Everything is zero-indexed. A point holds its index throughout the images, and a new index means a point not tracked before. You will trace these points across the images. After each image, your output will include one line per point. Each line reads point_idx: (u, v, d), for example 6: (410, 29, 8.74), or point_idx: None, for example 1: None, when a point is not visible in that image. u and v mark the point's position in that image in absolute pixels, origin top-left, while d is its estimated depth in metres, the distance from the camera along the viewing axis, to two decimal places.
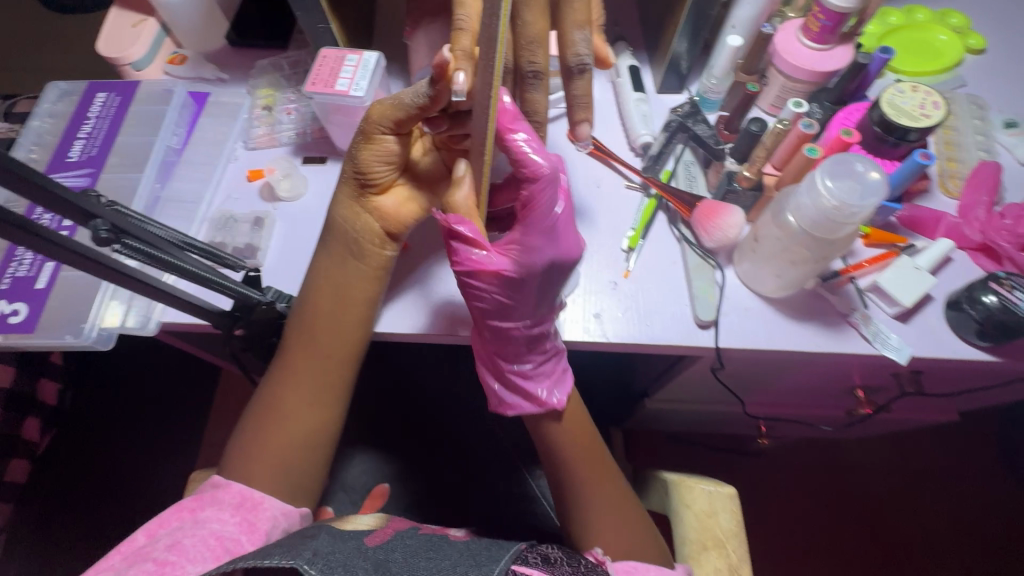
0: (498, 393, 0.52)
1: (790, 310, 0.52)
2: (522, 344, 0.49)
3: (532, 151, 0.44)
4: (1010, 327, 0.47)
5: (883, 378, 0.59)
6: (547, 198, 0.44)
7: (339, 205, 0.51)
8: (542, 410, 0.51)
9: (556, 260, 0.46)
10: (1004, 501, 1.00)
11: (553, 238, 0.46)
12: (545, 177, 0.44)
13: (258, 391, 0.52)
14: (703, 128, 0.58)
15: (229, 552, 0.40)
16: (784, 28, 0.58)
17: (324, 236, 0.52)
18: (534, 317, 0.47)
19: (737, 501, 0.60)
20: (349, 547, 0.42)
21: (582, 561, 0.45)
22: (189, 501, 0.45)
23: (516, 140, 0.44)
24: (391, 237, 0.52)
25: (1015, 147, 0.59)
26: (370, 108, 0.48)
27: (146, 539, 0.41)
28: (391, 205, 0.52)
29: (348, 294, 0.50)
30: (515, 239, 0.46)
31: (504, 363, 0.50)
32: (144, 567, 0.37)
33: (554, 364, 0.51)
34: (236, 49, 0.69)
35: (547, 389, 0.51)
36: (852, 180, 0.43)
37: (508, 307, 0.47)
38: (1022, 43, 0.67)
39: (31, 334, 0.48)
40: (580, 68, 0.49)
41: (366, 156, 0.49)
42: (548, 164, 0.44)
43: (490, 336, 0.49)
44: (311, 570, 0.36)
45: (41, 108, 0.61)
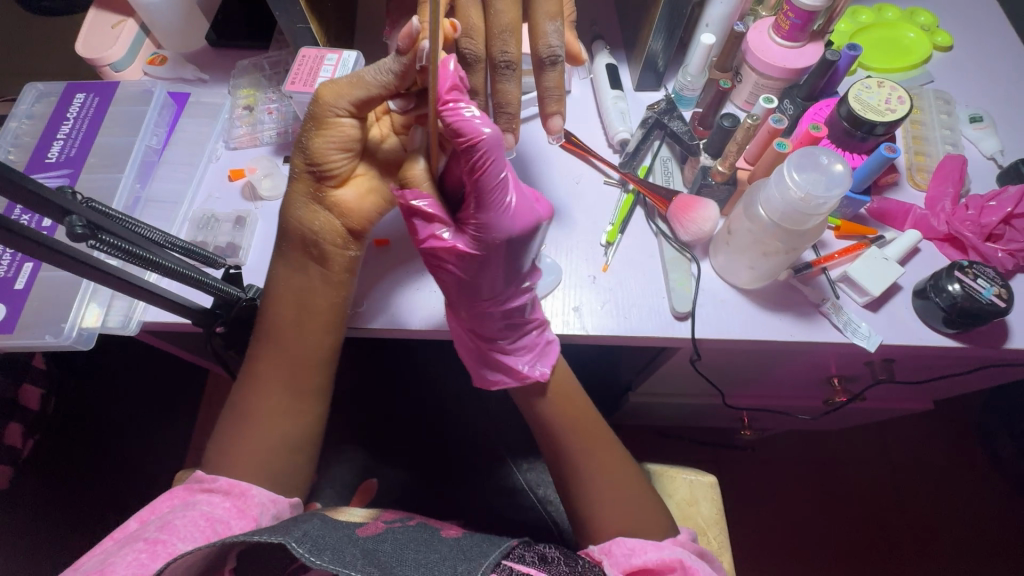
0: (480, 373, 0.53)
1: (764, 301, 0.53)
2: (499, 319, 0.49)
3: (474, 118, 0.39)
4: (974, 313, 0.48)
5: (858, 367, 0.60)
6: (494, 164, 0.40)
7: (295, 201, 0.49)
8: (523, 383, 0.52)
9: (516, 231, 0.43)
10: (981, 487, 1.03)
11: (505, 208, 0.42)
12: (487, 141, 0.39)
13: (237, 388, 0.52)
14: (679, 125, 0.60)
15: (218, 534, 0.42)
16: (756, 26, 0.60)
17: (281, 244, 0.50)
18: (506, 292, 0.47)
19: (718, 489, 0.61)
20: (341, 533, 0.42)
21: (580, 560, 0.46)
22: (181, 489, 0.47)
23: (457, 108, 0.39)
24: (353, 236, 0.51)
25: (980, 140, 0.61)
26: (321, 91, 0.47)
27: (139, 523, 0.43)
28: (350, 200, 0.50)
29: (311, 303, 0.49)
30: (470, 216, 0.43)
31: (486, 343, 0.51)
32: (137, 547, 0.39)
33: (536, 336, 0.51)
34: (217, 50, 0.69)
35: (529, 363, 0.52)
36: (817, 172, 0.44)
37: (473, 284, 0.46)
38: (986, 39, 0.70)
39: (10, 335, 0.47)
40: (552, 60, 0.50)
41: (320, 143, 0.48)
42: (492, 130, 0.39)
43: (466, 315, 0.49)
44: (299, 548, 0.37)
45: (18, 109, 0.61)
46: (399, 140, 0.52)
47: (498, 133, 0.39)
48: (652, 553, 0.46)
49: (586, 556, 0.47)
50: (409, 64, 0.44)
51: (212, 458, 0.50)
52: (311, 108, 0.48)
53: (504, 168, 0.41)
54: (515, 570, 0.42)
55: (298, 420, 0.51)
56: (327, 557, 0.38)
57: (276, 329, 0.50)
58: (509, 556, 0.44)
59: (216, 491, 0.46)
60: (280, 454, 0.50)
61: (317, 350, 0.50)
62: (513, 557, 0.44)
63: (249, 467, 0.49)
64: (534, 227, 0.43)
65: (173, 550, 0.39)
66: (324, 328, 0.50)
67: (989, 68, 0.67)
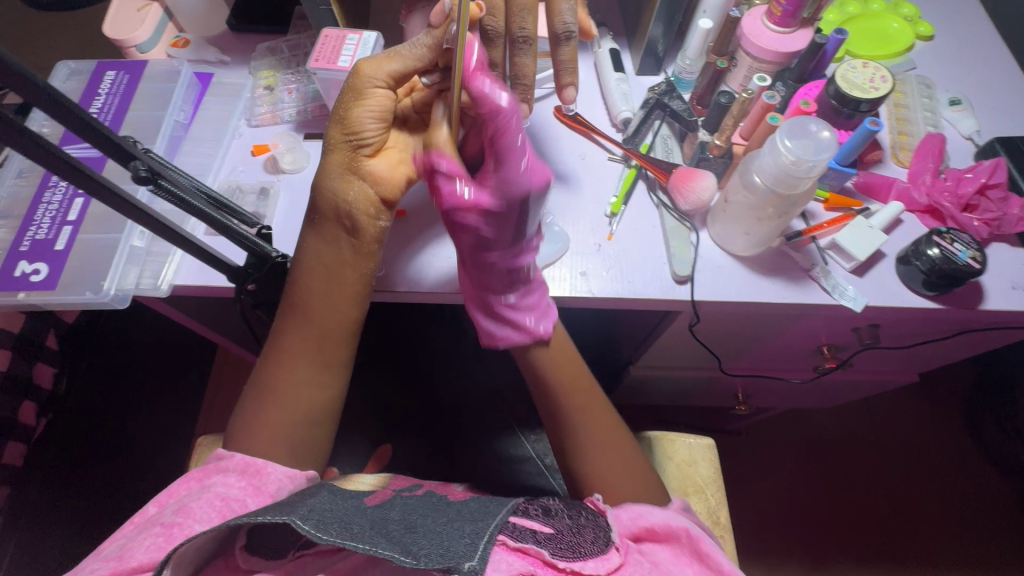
0: (486, 327, 0.53)
1: (759, 267, 0.57)
2: (502, 278, 0.50)
3: (495, 91, 0.42)
4: (954, 275, 0.52)
5: (846, 334, 0.65)
6: (512, 125, 0.42)
7: (331, 173, 0.51)
8: (530, 339, 0.53)
9: (533, 195, 0.45)
10: (966, 466, 1.07)
11: (524, 174, 0.44)
12: (508, 111, 0.42)
13: (263, 354, 0.54)
14: (678, 104, 0.64)
15: (234, 512, 0.45)
16: (751, 12, 0.63)
17: (314, 217, 0.52)
18: (516, 247, 0.48)
19: (715, 450, 0.65)
20: (348, 505, 0.45)
21: (582, 511, 0.49)
22: (196, 472, 0.50)
23: (480, 83, 0.42)
24: (385, 205, 0.52)
25: (958, 121, 0.65)
26: (358, 66, 0.50)
27: (156, 509, 0.47)
28: (383, 170, 0.52)
29: (341, 275, 0.52)
30: (491, 170, 0.45)
31: (492, 300, 0.52)
32: (155, 531, 0.42)
33: (539, 294, 0.53)
34: (237, 34, 0.72)
35: (535, 319, 0.53)
36: (807, 138, 0.48)
37: (490, 241, 0.47)
38: (965, 29, 0.74)
39: (52, 292, 0.50)
40: (566, 36, 0.54)
41: (357, 113, 0.50)
42: (512, 103, 0.42)
43: (473, 267, 0.50)
44: (305, 526, 0.39)
45: (52, 85, 0.64)
46: (421, 118, 0.57)
47: (515, 103, 0.42)
48: (658, 516, 0.49)
49: (588, 508, 0.50)
50: (439, 35, 0.49)
51: (239, 421, 0.53)
52: (347, 82, 0.51)
53: (524, 136, 0.43)
54: (521, 525, 0.45)
55: (320, 380, 0.53)
56: (333, 532, 0.40)
57: (300, 296, 0.52)
58: (514, 513, 0.46)
59: (230, 471, 0.49)
60: (300, 421, 0.53)
61: (342, 319, 0.52)
62: (520, 513, 0.47)
63: (275, 429, 0.52)
64: (544, 185, 0.45)
65: (190, 531, 0.42)
66: (349, 296, 0.52)
67: (967, 56, 0.72)
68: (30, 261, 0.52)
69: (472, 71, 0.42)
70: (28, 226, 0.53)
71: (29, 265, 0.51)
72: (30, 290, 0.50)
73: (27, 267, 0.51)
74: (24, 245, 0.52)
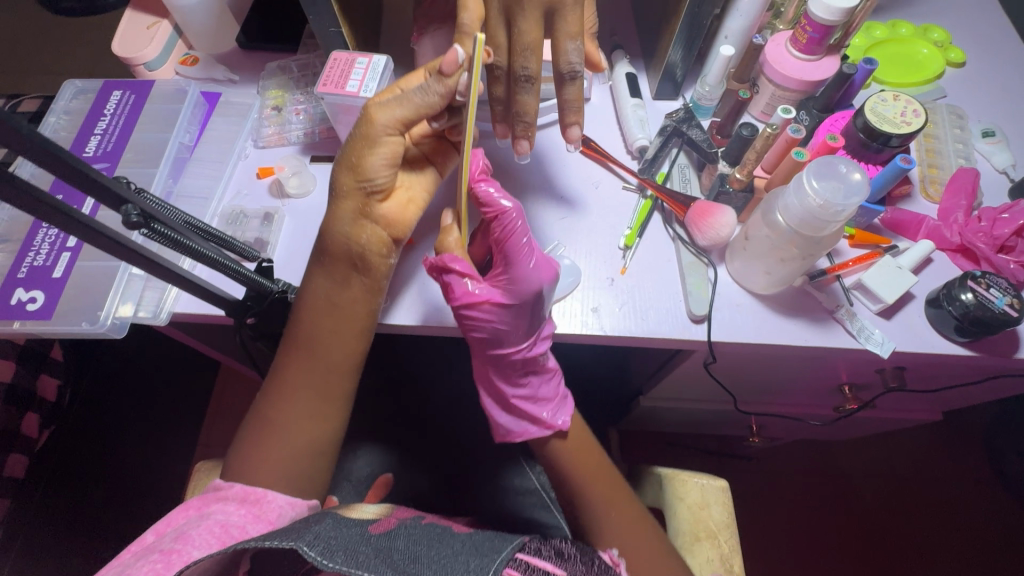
0: (501, 422, 0.54)
1: (780, 306, 0.54)
2: (518, 365, 0.52)
3: (499, 196, 0.47)
4: (990, 323, 0.49)
5: (869, 375, 0.61)
6: (518, 228, 0.47)
7: (343, 219, 0.49)
8: (549, 432, 0.53)
9: (544, 288, 0.48)
10: (991, 504, 1.02)
11: (534, 270, 0.47)
12: (511, 213, 0.47)
13: (264, 387, 0.53)
14: (698, 132, 0.61)
15: (233, 539, 0.43)
16: (774, 38, 0.61)
17: (321, 255, 0.50)
18: (528, 341, 0.50)
19: (729, 493, 0.61)
20: (353, 533, 0.43)
21: (595, 560, 0.46)
22: (195, 500, 0.48)
23: (484, 190, 0.47)
24: (395, 243, 0.51)
25: (991, 154, 0.62)
26: (369, 112, 0.47)
27: (155, 537, 0.44)
28: (394, 211, 0.51)
29: (345, 309, 0.50)
30: (501, 271, 0.48)
31: (506, 394, 0.53)
32: (152, 558, 0.39)
33: (553, 387, 0.54)
34: (247, 52, 0.71)
35: (552, 411, 0.53)
36: (835, 181, 0.46)
37: (503, 336, 0.49)
38: (998, 56, 0.71)
39: (47, 321, 0.49)
40: (571, 75, 0.52)
41: (369, 160, 0.48)
42: (515, 206, 0.47)
43: (488, 363, 0.51)
44: (311, 552, 0.37)
45: (57, 105, 0.64)
46: (420, 151, 0.55)
47: (518, 206, 0.47)
48: None
49: (601, 558, 0.47)
50: (451, 84, 0.47)
51: (238, 450, 0.52)
52: (355, 126, 0.48)
53: (528, 238, 0.47)
54: (532, 565, 0.42)
55: (323, 416, 0.51)
56: (339, 559, 0.38)
57: (306, 331, 0.50)
58: (523, 550, 0.44)
59: (230, 499, 0.47)
60: (301, 452, 0.51)
61: (347, 354, 0.51)
62: (529, 552, 0.44)
63: (274, 460, 0.50)
64: (552, 279, 0.48)
65: (188, 558, 0.39)
66: (354, 331, 0.50)
67: (1000, 84, 0.69)
68: (26, 289, 0.50)
69: (475, 179, 0.48)
70: (27, 252, 0.52)
71: (26, 293, 0.50)
72: (26, 318, 0.49)
73: (24, 295, 0.50)
74: (22, 271, 0.51)
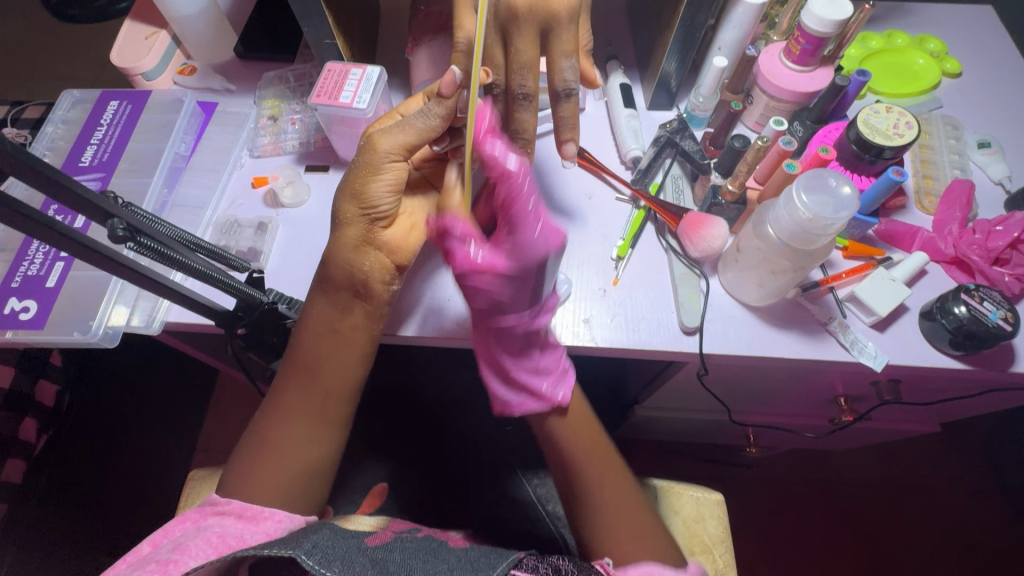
0: (500, 395, 0.50)
1: (773, 319, 0.54)
2: (520, 340, 0.47)
3: (509, 154, 0.40)
4: (982, 336, 0.49)
5: (864, 387, 0.61)
6: (527, 186, 0.39)
7: (347, 248, 0.49)
8: (547, 406, 0.51)
9: (550, 257, 0.41)
10: (992, 515, 1.01)
11: (540, 237, 0.39)
12: (517, 175, 0.39)
13: (263, 407, 0.53)
14: (690, 143, 0.61)
15: (232, 548, 0.43)
16: (768, 50, 0.62)
17: (322, 282, 0.50)
18: (531, 312, 0.46)
19: (724, 508, 0.61)
20: (350, 544, 0.43)
21: (595, 575, 0.44)
22: (192, 513, 0.48)
23: (491, 147, 0.39)
24: (399, 270, 0.51)
25: (987, 165, 0.62)
26: (372, 140, 0.47)
27: (151, 547, 0.44)
28: (397, 238, 0.50)
29: (345, 333, 0.50)
30: (508, 232, 0.40)
31: (509, 366, 0.49)
32: (148, 568, 0.40)
33: (557, 359, 0.51)
34: (244, 62, 0.72)
35: (551, 384, 0.51)
36: (826, 195, 0.46)
37: (506, 305, 0.44)
38: (994, 66, 0.71)
39: (40, 331, 0.50)
40: (566, 91, 0.52)
41: (372, 187, 0.48)
42: (522, 166, 0.39)
43: (490, 334, 0.47)
44: (309, 561, 0.38)
45: (55, 115, 0.64)
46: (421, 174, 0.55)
47: (526, 164, 0.40)
48: None
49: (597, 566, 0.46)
50: (451, 106, 0.46)
51: (233, 462, 0.52)
52: (358, 154, 0.48)
53: (537, 201, 0.40)
54: None
55: (321, 438, 0.51)
56: (335, 568, 0.38)
57: (301, 342, 0.50)
58: (519, 567, 0.44)
59: (227, 514, 0.47)
60: (299, 474, 0.50)
61: (346, 376, 0.51)
62: (525, 569, 0.44)
63: (268, 476, 0.50)
64: (561, 245, 0.40)
65: (185, 568, 0.40)
66: (346, 344, 0.50)
67: (997, 95, 0.69)
68: (20, 298, 0.51)
69: (482, 135, 0.40)
70: (20, 262, 0.52)
71: (19, 302, 0.51)
72: (19, 328, 0.49)
73: (17, 304, 0.50)
74: (15, 280, 0.52)
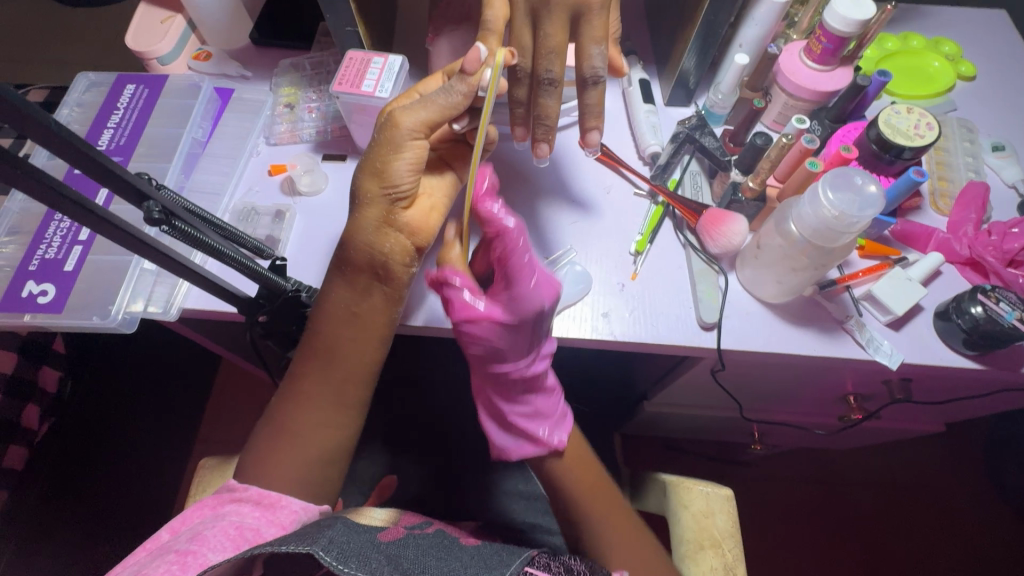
0: (499, 440, 0.52)
1: (789, 316, 0.54)
2: (518, 385, 0.50)
3: (507, 216, 0.43)
4: (998, 337, 0.49)
5: (875, 385, 0.61)
6: (523, 244, 0.43)
7: (366, 227, 0.47)
8: (544, 450, 0.52)
9: (545, 307, 0.45)
10: (986, 512, 1.03)
11: (535, 289, 0.44)
12: (514, 233, 0.43)
13: (280, 391, 0.53)
14: (710, 140, 0.60)
15: (248, 542, 0.42)
16: (788, 49, 0.62)
17: (342, 265, 0.49)
18: (529, 355, 0.48)
19: (734, 503, 0.61)
20: (364, 539, 0.43)
21: (605, 573, 0.46)
22: (211, 500, 0.48)
23: (491, 207, 0.43)
24: (418, 252, 0.49)
25: (1001, 169, 0.62)
26: (393, 116, 0.47)
27: (169, 535, 0.44)
28: (419, 219, 0.50)
29: (366, 319, 0.49)
30: (504, 286, 0.44)
31: (504, 411, 0.51)
32: (168, 559, 0.39)
33: (554, 403, 0.53)
34: (260, 48, 0.71)
35: (549, 429, 0.52)
36: (851, 193, 0.46)
37: (503, 351, 0.47)
38: (1008, 70, 0.71)
39: (58, 314, 0.49)
40: (594, 80, 0.52)
41: (393, 164, 0.47)
42: (518, 225, 0.43)
43: (488, 379, 0.50)
44: (327, 557, 0.38)
45: (70, 97, 0.64)
46: (438, 154, 0.55)
47: (522, 225, 0.43)
48: None
49: (612, 571, 0.47)
50: (474, 84, 0.47)
51: (251, 451, 0.52)
52: (379, 132, 0.47)
53: (530, 254, 0.44)
54: None
55: (338, 422, 0.51)
56: (353, 565, 0.38)
57: (319, 333, 0.50)
58: (531, 564, 0.44)
59: (245, 501, 0.47)
60: (316, 458, 0.51)
61: (356, 362, 0.50)
62: (538, 567, 0.44)
63: (285, 466, 0.50)
64: (556, 297, 0.45)
65: (204, 561, 0.39)
66: (364, 335, 0.50)
67: (1010, 98, 0.69)
68: (38, 281, 0.50)
69: (482, 197, 0.43)
70: (38, 245, 0.52)
71: (37, 285, 0.50)
72: (37, 311, 0.49)
73: (34, 287, 0.50)
74: (33, 264, 0.51)
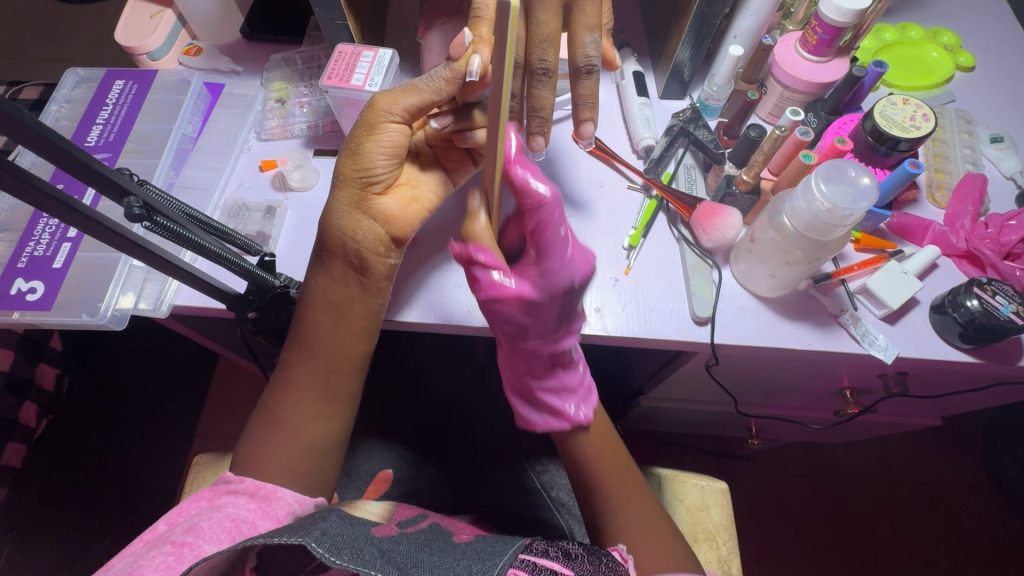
0: (525, 414, 0.54)
1: (783, 310, 0.54)
2: (545, 361, 0.51)
3: (537, 181, 0.43)
4: (993, 330, 0.49)
5: (871, 380, 0.61)
6: (556, 218, 0.44)
7: (339, 210, 0.48)
8: (569, 425, 0.53)
9: (576, 283, 0.47)
10: (985, 506, 1.03)
11: (567, 265, 0.46)
12: (550, 203, 0.43)
13: (270, 383, 0.52)
14: (704, 133, 0.60)
15: (244, 535, 0.42)
16: (784, 40, 0.61)
17: (320, 253, 0.49)
18: (555, 334, 0.50)
19: (728, 496, 0.61)
20: (358, 531, 0.42)
21: (604, 558, 0.45)
22: (206, 492, 0.48)
23: (521, 175, 0.43)
24: (395, 243, 0.49)
25: (1000, 160, 0.62)
26: (375, 99, 0.48)
27: (166, 527, 0.44)
28: (396, 208, 0.49)
29: (346, 310, 0.49)
30: (534, 264, 0.47)
31: (534, 385, 0.53)
32: (164, 549, 0.39)
33: (579, 377, 0.53)
34: (250, 43, 0.71)
35: (576, 405, 0.53)
36: (844, 185, 0.46)
37: (530, 327, 0.48)
38: (1007, 60, 0.71)
39: (47, 312, 0.49)
40: (587, 69, 0.51)
41: (370, 148, 0.47)
42: (553, 192, 0.43)
43: (515, 354, 0.51)
44: (319, 549, 0.37)
45: (59, 93, 0.63)
46: (434, 150, 0.54)
47: (557, 193, 0.44)
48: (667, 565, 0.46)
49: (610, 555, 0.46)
50: (459, 69, 0.46)
51: (246, 446, 0.51)
52: (362, 115, 0.48)
53: (563, 227, 0.45)
54: (538, 565, 0.42)
55: (327, 413, 0.51)
56: (346, 556, 0.38)
57: (308, 329, 0.50)
58: (528, 551, 0.43)
59: (241, 493, 0.47)
60: (306, 451, 0.51)
61: (348, 357, 0.50)
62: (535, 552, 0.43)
63: (277, 464, 0.49)
64: (588, 273, 0.48)
65: (200, 552, 0.39)
66: (354, 330, 0.50)
67: (1009, 89, 0.68)
68: (26, 279, 0.50)
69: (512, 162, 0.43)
70: (27, 242, 0.52)
71: (26, 283, 0.50)
72: (25, 309, 0.49)
73: (23, 285, 0.50)
74: (22, 262, 0.51)
